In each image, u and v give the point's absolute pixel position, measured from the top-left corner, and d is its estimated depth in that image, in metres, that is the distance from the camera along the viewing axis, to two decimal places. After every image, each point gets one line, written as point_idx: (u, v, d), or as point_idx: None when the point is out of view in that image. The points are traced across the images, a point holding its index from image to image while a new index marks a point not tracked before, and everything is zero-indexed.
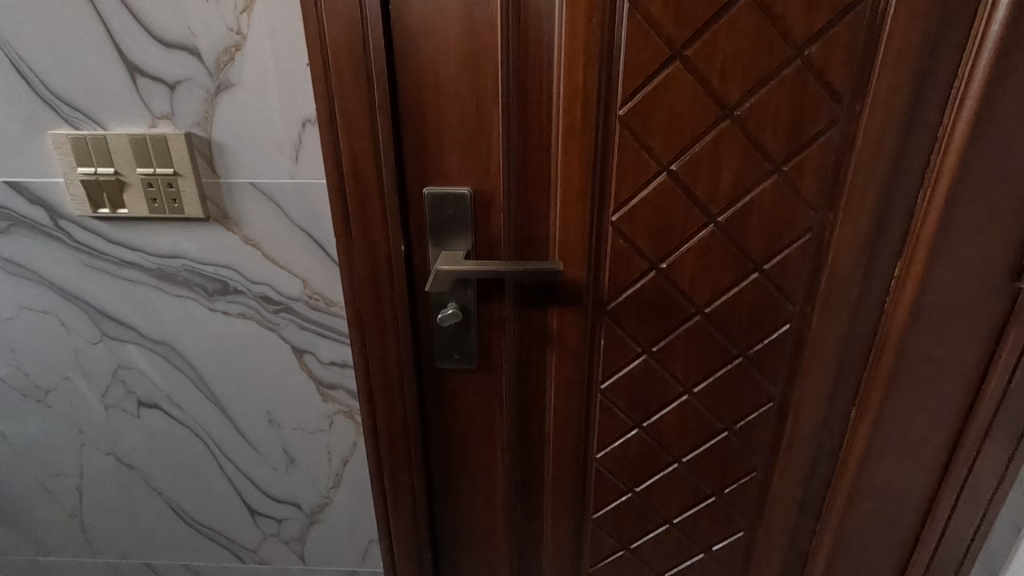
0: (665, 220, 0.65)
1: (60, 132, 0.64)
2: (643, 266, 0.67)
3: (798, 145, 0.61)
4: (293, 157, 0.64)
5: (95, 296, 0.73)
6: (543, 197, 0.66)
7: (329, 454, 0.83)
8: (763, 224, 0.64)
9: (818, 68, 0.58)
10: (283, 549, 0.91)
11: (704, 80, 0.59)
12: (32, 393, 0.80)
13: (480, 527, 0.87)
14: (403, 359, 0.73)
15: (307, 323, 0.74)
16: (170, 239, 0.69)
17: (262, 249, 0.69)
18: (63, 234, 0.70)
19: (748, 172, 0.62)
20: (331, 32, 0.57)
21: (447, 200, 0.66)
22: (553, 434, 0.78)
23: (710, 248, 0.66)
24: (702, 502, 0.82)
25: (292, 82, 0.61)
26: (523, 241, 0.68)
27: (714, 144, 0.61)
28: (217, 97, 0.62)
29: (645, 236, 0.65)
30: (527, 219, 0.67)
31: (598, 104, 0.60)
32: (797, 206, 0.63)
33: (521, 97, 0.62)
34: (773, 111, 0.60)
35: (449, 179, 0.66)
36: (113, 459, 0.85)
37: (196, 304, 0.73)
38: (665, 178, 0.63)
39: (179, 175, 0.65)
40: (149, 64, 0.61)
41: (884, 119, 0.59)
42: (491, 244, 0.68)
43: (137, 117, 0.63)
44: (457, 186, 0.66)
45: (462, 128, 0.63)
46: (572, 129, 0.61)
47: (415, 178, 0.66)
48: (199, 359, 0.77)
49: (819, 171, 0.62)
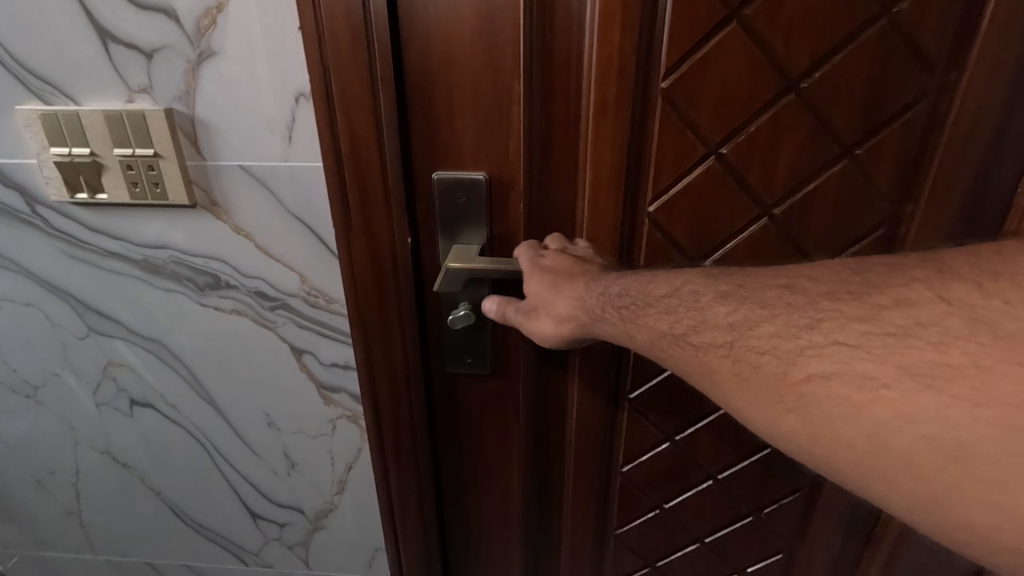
0: (710, 211, 0.56)
1: (29, 107, 0.57)
2: (683, 265, 0.58)
3: (874, 125, 0.51)
4: (286, 137, 0.57)
5: (79, 289, 0.68)
6: (569, 183, 0.57)
7: (332, 458, 0.77)
8: (826, 217, 0.55)
9: (907, 31, 0.48)
10: (286, 554, 0.87)
11: (765, 46, 0.49)
12: (21, 388, 0.76)
13: (495, 540, 0.81)
14: (409, 361, 0.66)
15: (305, 321, 0.67)
16: (156, 228, 0.63)
17: (255, 239, 0.63)
18: (42, 221, 0.64)
19: (812, 156, 0.53)
20: None
21: (459, 186, 0.58)
22: (575, 446, 0.71)
23: (761, 244, 0.57)
24: (737, 521, 0.74)
25: (281, 48, 0.53)
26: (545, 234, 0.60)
27: (774, 123, 0.52)
28: (199, 68, 0.55)
29: (685, 230, 0.57)
30: (549, 209, 0.59)
31: (636, 76, 0.51)
32: (869, 196, 0.54)
33: (546, 66, 0.53)
34: (846, 83, 0.50)
35: (462, 163, 0.58)
36: (109, 458, 0.81)
37: (186, 298, 0.67)
38: (712, 163, 0.54)
39: (160, 157, 0.58)
40: (122, 29, 0.54)
41: (983, 93, 0.49)
42: (509, 237, 0.60)
43: (112, 91, 0.56)
44: (471, 171, 0.58)
45: (477, 104, 0.55)
46: (605, 105, 0.52)
47: (425, 162, 0.59)
48: (191, 356, 0.71)
49: (897, 155, 0.52)
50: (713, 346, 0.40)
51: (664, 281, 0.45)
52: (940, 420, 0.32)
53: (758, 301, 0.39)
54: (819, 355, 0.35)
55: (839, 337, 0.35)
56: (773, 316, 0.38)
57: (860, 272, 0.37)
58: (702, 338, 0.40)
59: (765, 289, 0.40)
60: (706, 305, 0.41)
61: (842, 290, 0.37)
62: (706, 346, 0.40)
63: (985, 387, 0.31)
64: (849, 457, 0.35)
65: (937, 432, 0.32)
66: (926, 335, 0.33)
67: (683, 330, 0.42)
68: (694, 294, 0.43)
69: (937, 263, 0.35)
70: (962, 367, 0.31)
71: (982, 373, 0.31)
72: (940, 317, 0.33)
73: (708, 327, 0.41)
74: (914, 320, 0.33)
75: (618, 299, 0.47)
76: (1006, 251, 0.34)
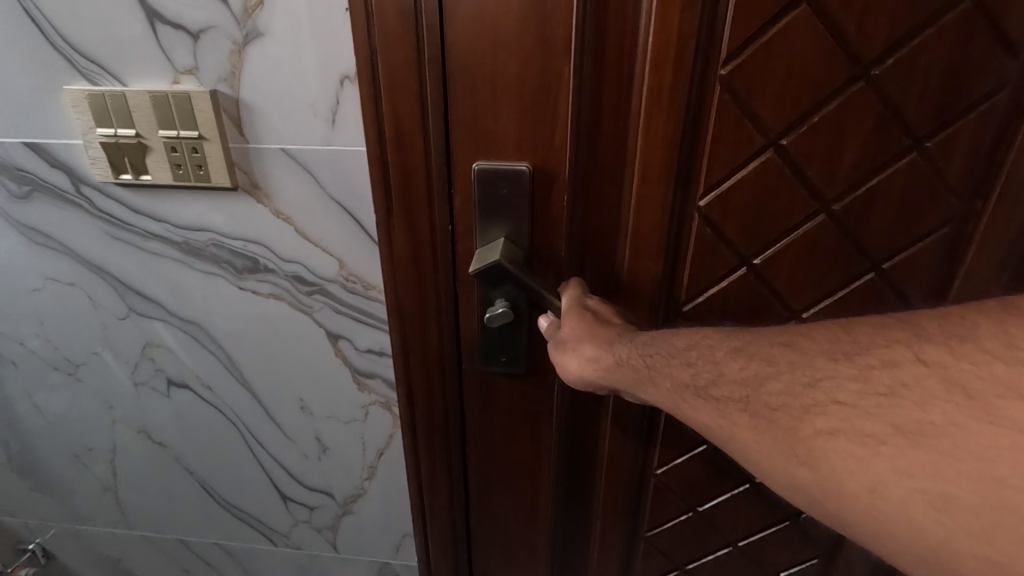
0: (765, 206, 0.54)
1: (76, 87, 0.57)
2: (732, 262, 0.57)
3: (948, 115, 0.49)
4: (329, 120, 0.56)
5: (120, 269, 0.68)
6: (618, 175, 0.56)
7: (364, 445, 0.77)
8: (888, 213, 0.53)
9: (993, 13, 0.46)
10: (314, 537, 0.88)
11: (836, 29, 0.47)
12: (62, 365, 0.77)
13: (522, 541, 0.80)
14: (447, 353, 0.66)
15: (343, 307, 0.67)
16: (197, 210, 0.63)
17: (295, 224, 0.62)
18: (86, 200, 0.64)
19: (878, 149, 0.51)
20: None
21: (500, 176, 0.56)
22: (609, 446, 0.70)
23: (815, 244, 0.55)
24: (774, 526, 0.73)
25: (327, 30, 0.52)
26: (588, 227, 0.58)
27: (840, 112, 0.50)
28: (245, 49, 0.54)
29: (737, 227, 0.55)
30: (593, 201, 0.57)
31: (695, 60, 0.49)
32: (937, 190, 0.52)
33: (599, 48, 0.51)
34: (921, 68, 0.48)
35: (505, 152, 0.55)
36: (145, 437, 0.82)
37: (225, 281, 0.67)
38: (769, 155, 0.52)
39: (204, 139, 0.58)
40: (169, 9, 0.54)
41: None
42: (552, 228, 0.58)
43: (158, 71, 0.56)
44: (513, 161, 0.56)
45: (523, 86, 0.52)
46: (662, 92, 0.51)
47: (465, 143, 0.55)
48: (228, 339, 0.71)
49: (971, 145, 0.50)
50: (728, 400, 0.39)
51: (682, 335, 0.46)
52: (933, 472, 0.29)
53: (764, 357, 0.39)
54: (822, 411, 0.34)
55: (836, 394, 0.34)
56: (777, 370, 0.37)
57: (844, 329, 0.36)
58: (722, 391, 0.40)
59: (769, 346, 0.39)
60: (722, 360, 0.41)
61: (832, 348, 0.35)
62: (723, 399, 0.40)
63: (964, 446, 0.29)
64: (856, 512, 0.32)
65: (929, 485, 0.29)
66: (909, 395, 0.31)
67: (704, 382, 0.41)
68: (711, 349, 0.43)
69: (906, 322, 0.34)
70: (941, 426, 0.30)
71: (959, 431, 0.29)
72: (917, 377, 0.31)
73: (724, 380, 0.40)
74: (898, 380, 0.32)
75: (644, 348, 0.47)
76: (969, 312, 0.32)
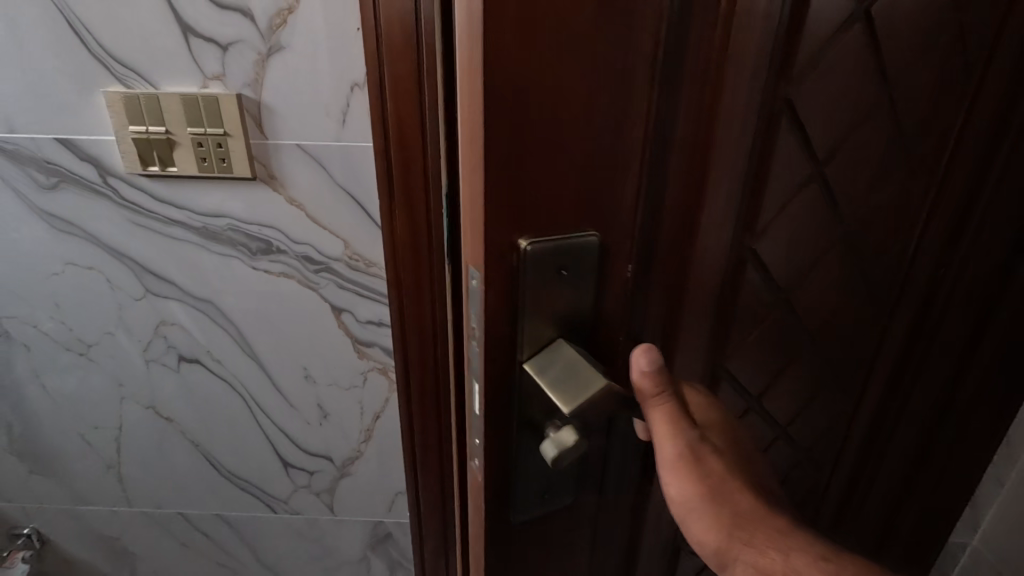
0: (803, 243, 0.49)
1: (113, 90, 0.66)
2: (773, 305, 0.50)
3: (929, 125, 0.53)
4: (340, 120, 0.67)
5: (141, 253, 0.76)
6: (690, 239, 0.39)
7: (362, 409, 0.87)
8: (876, 228, 0.55)
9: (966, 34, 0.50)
10: (313, 501, 0.96)
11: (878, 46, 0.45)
12: (75, 346, 0.83)
13: None
14: (477, 483, 0.42)
15: (346, 283, 0.77)
16: (216, 197, 0.72)
17: (306, 209, 0.72)
18: (112, 190, 0.72)
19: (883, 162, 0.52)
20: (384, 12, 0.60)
21: (564, 256, 0.35)
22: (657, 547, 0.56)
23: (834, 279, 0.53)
24: None
25: (342, 46, 0.63)
26: (651, 302, 0.41)
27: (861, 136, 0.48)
28: (267, 59, 0.64)
29: (783, 264, 0.48)
30: (656, 263, 0.39)
31: (766, 82, 0.38)
32: (910, 205, 0.56)
33: (676, 71, 0.33)
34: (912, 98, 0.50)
35: (555, 222, 0.34)
36: (152, 413, 0.89)
37: (239, 262, 0.76)
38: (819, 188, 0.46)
39: (229, 135, 0.67)
40: (202, 25, 0.63)
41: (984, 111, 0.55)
42: (613, 306, 0.39)
43: (188, 77, 0.65)
44: (577, 231, 0.35)
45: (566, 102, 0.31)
46: (742, 124, 0.37)
47: (495, 222, 0.33)
48: (238, 315, 0.80)
49: (922, 166, 0.55)
50: None
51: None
52: None
53: None
54: None
55: None
56: None
57: None
58: None
59: None
60: None
61: None
62: None
63: None
64: None
65: None
66: None
67: None
68: None
69: None
70: None
71: None
72: None
73: None
74: None
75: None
76: None
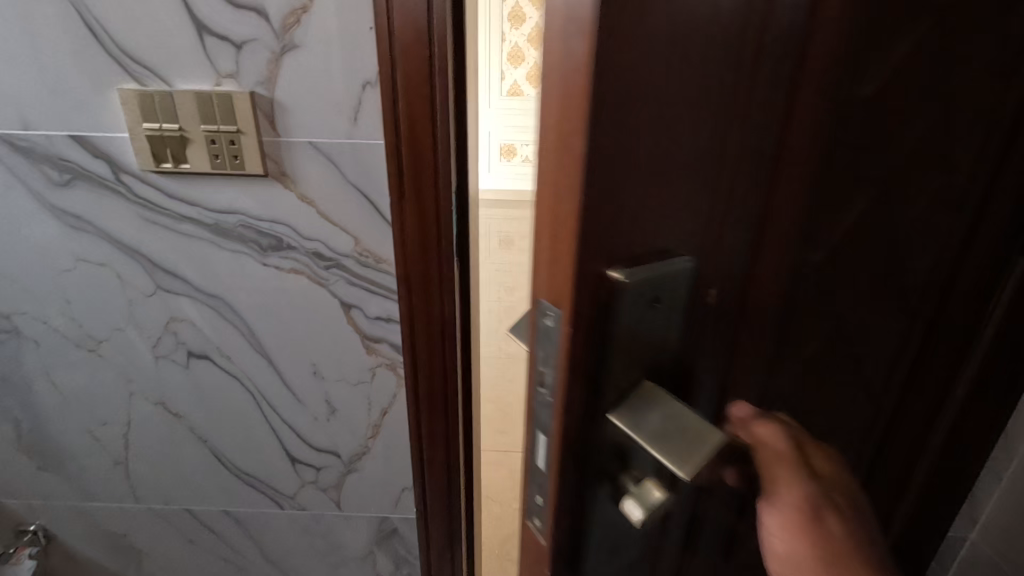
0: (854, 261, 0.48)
1: (126, 88, 0.66)
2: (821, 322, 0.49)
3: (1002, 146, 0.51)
4: (352, 118, 0.68)
5: (153, 250, 0.76)
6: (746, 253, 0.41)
7: (370, 404, 0.88)
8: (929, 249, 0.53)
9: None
10: (320, 497, 0.97)
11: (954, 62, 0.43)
12: (85, 342, 0.83)
13: None
14: (545, 541, 0.42)
15: (356, 279, 0.78)
16: (228, 195, 0.73)
17: (317, 206, 0.73)
18: (124, 186, 0.72)
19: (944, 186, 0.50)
20: (398, 13, 0.61)
21: (649, 283, 0.35)
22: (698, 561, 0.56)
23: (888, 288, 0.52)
24: None
25: (355, 45, 0.64)
26: (707, 322, 0.41)
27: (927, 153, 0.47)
28: (281, 58, 0.65)
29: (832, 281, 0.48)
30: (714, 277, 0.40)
31: (834, 104, 0.38)
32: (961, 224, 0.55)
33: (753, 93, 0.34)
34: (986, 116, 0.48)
35: (639, 243, 0.34)
36: (161, 409, 0.89)
37: (249, 258, 0.77)
38: (871, 200, 0.46)
39: (242, 133, 0.68)
40: (216, 23, 0.64)
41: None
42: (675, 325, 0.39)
43: (203, 75, 0.66)
44: (659, 249, 0.35)
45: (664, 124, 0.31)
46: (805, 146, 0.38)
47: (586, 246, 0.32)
48: (248, 311, 0.81)
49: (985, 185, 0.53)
50: None
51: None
52: None
53: None
54: None
55: None
56: None
57: None
58: None
59: None
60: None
61: None
62: None
63: None
64: None
65: None
66: None
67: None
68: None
69: None
70: None
71: None
72: None
73: None
74: None
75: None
76: None
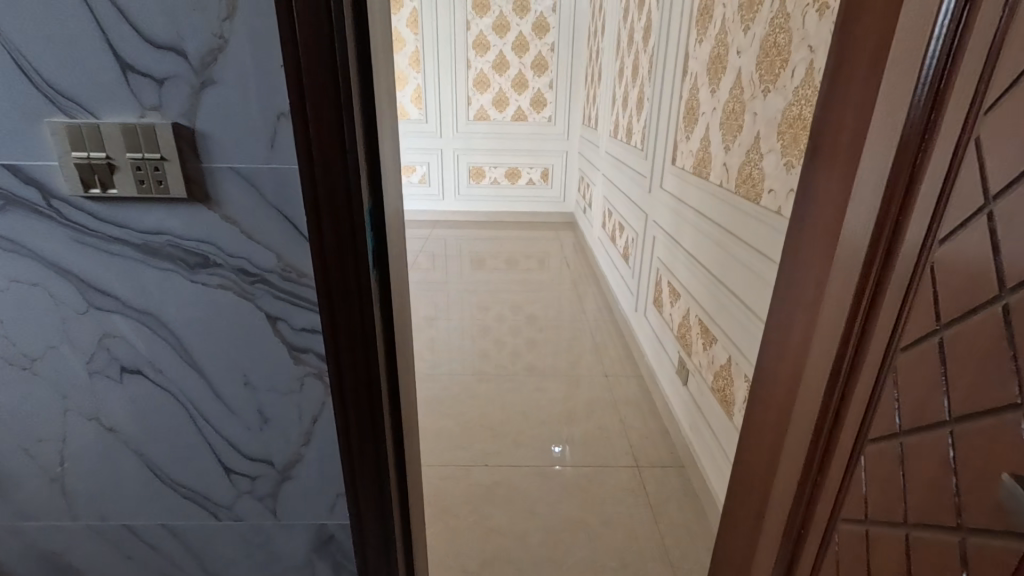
0: None
1: (56, 121, 0.72)
2: None
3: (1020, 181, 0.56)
4: (269, 145, 0.75)
5: (85, 270, 0.81)
6: None
7: (301, 413, 0.92)
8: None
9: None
10: (257, 506, 1.01)
11: None
12: (19, 361, 0.87)
13: None
14: None
15: (281, 293, 0.83)
16: (156, 217, 0.78)
17: (240, 226, 0.79)
18: (55, 212, 0.77)
19: None
20: (305, 49, 0.69)
21: None
22: None
23: None
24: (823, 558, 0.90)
25: (269, 80, 0.71)
26: None
27: None
28: (201, 92, 0.72)
29: None
30: None
31: None
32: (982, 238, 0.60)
33: None
34: None
35: None
36: (96, 425, 0.92)
37: (178, 275, 0.82)
38: None
39: (166, 160, 0.74)
40: (140, 62, 0.70)
41: (949, 107, 0.62)
42: None
43: (128, 108, 0.72)
44: None
45: None
46: None
47: None
48: (179, 326, 0.85)
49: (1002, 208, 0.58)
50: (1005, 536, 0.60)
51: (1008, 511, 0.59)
52: None
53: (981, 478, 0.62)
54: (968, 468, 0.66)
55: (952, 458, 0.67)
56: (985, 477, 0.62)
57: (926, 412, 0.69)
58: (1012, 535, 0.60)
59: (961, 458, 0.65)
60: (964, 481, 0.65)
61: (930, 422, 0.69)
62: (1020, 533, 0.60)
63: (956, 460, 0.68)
64: None
65: None
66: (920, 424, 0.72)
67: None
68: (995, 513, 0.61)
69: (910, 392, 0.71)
70: None
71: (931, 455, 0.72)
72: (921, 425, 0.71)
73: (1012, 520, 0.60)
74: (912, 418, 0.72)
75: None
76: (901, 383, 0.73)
